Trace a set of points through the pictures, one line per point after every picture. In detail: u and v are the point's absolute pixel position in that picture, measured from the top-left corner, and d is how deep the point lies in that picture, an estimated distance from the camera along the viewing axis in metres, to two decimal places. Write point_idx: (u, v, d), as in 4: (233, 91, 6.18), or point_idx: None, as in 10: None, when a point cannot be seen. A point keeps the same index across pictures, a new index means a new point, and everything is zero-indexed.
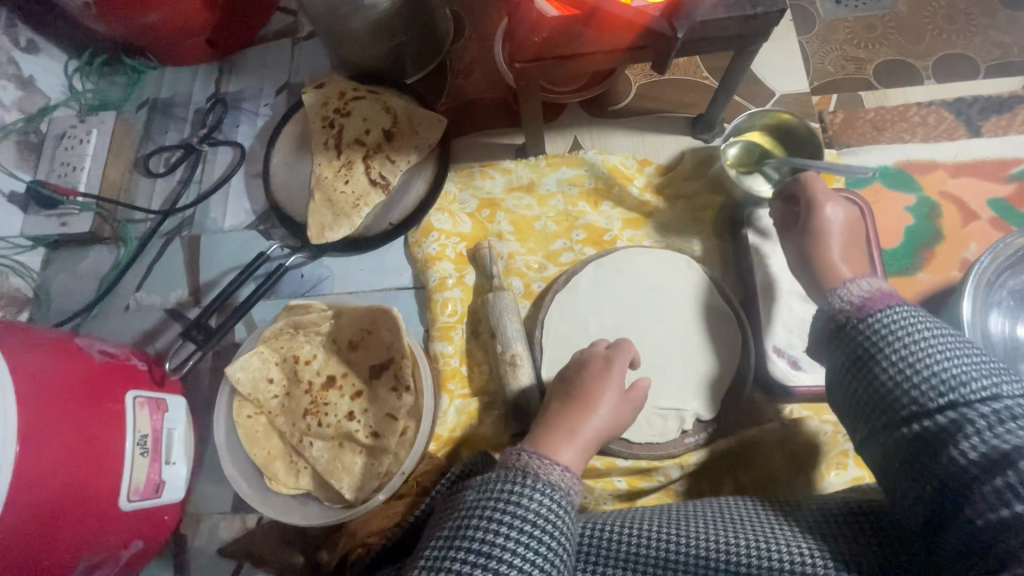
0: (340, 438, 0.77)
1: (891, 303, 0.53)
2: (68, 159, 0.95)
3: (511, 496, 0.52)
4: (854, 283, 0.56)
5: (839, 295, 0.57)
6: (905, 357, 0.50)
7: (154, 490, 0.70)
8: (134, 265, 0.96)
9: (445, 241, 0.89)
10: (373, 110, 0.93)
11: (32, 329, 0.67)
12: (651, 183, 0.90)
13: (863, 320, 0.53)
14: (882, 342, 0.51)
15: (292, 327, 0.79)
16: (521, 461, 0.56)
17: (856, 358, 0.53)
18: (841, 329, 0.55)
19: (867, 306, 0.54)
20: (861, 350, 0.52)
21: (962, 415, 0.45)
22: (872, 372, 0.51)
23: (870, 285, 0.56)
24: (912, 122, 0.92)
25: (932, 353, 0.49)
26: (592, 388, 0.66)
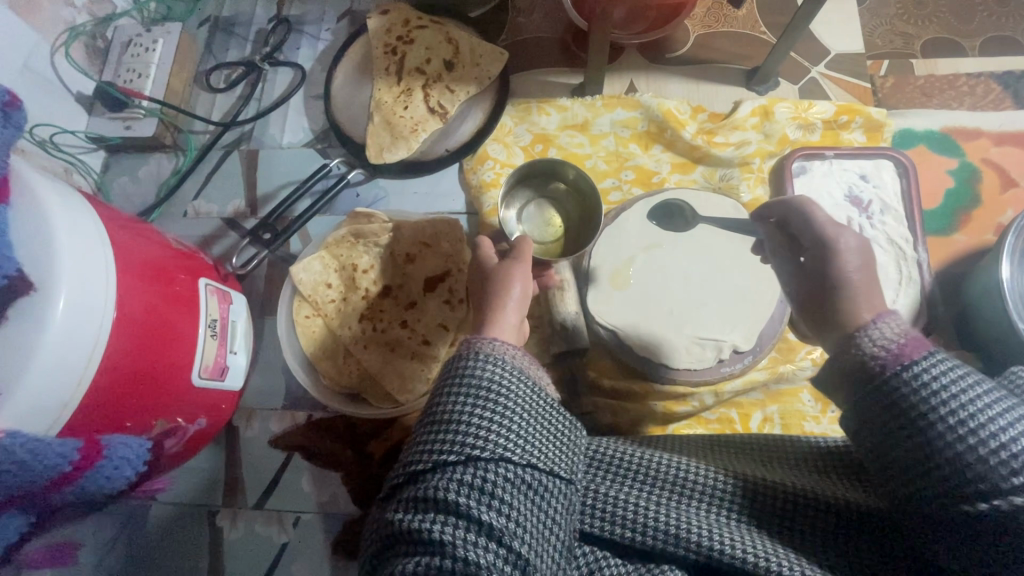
0: (390, 345, 0.80)
1: (930, 350, 0.42)
2: (135, 65, 0.96)
3: (475, 410, 0.47)
4: (881, 325, 0.46)
5: (865, 337, 0.46)
6: (967, 416, 0.38)
7: (220, 372, 0.76)
8: (192, 173, 0.99)
9: (499, 169, 0.92)
10: (435, 40, 0.95)
11: (110, 207, 0.69)
12: (702, 129, 0.92)
13: (906, 371, 0.42)
14: (937, 404, 0.39)
15: (353, 236, 0.83)
16: (479, 344, 0.52)
17: (885, 406, 0.42)
18: (880, 390, 0.43)
19: (900, 355, 0.43)
20: (893, 394, 0.42)
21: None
22: (913, 430, 0.40)
23: (898, 327, 0.46)
24: (960, 91, 0.94)
25: (992, 405, 0.38)
26: (501, 273, 0.65)
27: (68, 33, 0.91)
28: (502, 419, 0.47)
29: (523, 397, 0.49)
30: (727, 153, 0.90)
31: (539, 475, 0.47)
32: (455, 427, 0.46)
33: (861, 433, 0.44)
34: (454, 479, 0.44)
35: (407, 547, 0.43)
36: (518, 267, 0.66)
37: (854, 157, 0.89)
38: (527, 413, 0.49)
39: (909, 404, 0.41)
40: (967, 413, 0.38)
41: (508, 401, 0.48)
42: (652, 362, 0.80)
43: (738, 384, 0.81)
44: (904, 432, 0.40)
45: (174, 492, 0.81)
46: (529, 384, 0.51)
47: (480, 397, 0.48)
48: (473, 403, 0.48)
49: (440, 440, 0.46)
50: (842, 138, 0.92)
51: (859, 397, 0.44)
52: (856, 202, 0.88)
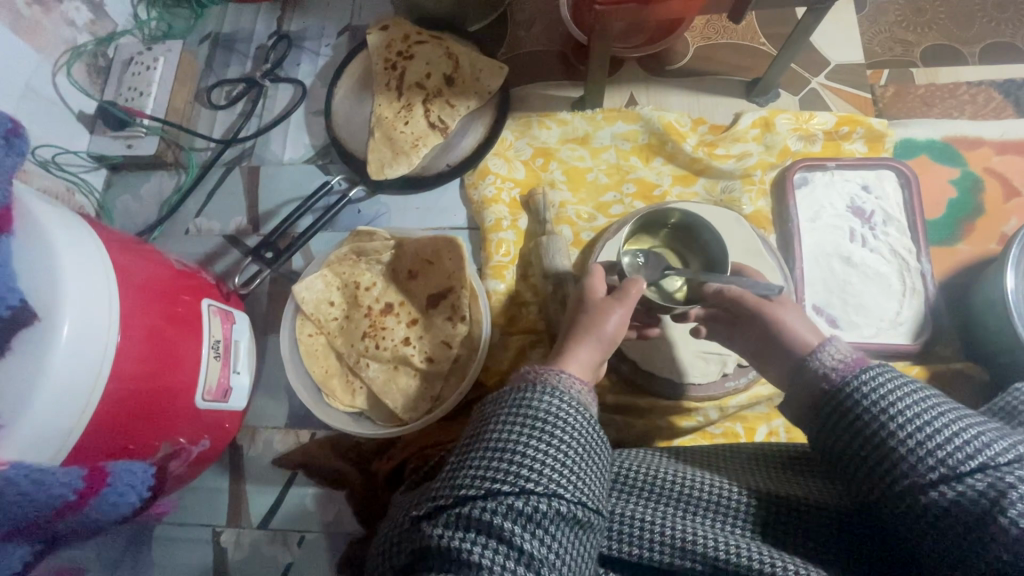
0: (395, 362, 0.80)
1: (876, 367, 0.49)
2: (136, 83, 0.97)
3: (529, 440, 0.49)
4: (832, 350, 0.53)
5: (818, 360, 0.53)
6: (903, 421, 0.44)
7: (223, 394, 0.75)
8: (194, 191, 0.99)
9: (500, 185, 0.92)
10: (435, 55, 0.95)
11: (111, 229, 0.69)
12: (702, 141, 0.92)
13: (851, 385, 0.48)
14: (886, 411, 0.45)
15: (355, 254, 0.82)
16: (549, 377, 0.54)
17: (833, 417, 0.49)
18: (829, 399, 0.49)
19: (846, 372, 0.50)
20: (846, 405, 0.48)
21: (997, 479, 0.39)
22: (873, 436, 0.45)
23: (840, 351, 0.53)
24: (962, 100, 0.94)
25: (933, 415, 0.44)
26: (597, 309, 0.67)
27: (70, 53, 0.92)
28: (553, 451, 0.48)
29: (580, 433, 0.51)
30: (728, 165, 0.90)
31: (588, 513, 0.48)
32: (511, 457, 0.48)
33: (841, 437, 0.48)
34: (500, 504, 0.46)
35: (445, 564, 0.45)
36: (610, 307, 0.67)
37: (855, 168, 0.89)
38: (581, 448, 0.50)
39: (863, 417, 0.46)
40: (908, 419, 0.44)
41: (563, 433, 0.50)
42: (657, 376, 0.79)
43: (743, 399, 0.80)
44: (858, 439, 0.46)
45: (179, 512, 0.81)
46: (587, 422, 0.52)
47: (538, 428, 0.50)
48: (524, 431, 0.49)
49: (494, 468, 0.47)
50: (843, 149, 0.92)
51: (821, 413, 0.50)
52: (858, 213, 0.88)
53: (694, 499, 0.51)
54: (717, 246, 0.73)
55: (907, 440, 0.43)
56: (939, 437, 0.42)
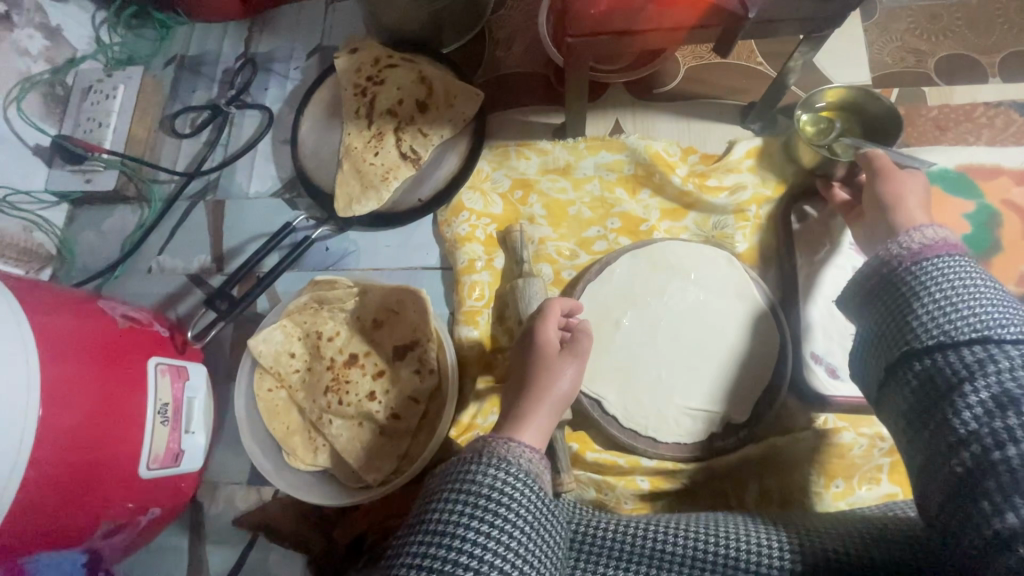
0: (358, 418, 0.75)
1: (954, 252, 0.46)
2: (95, 114, 0.92)
3: (471, 521, 0.44)
4: (918, 229, 0.50)
5: (898, 240, 0.50)
6: (943, 298, 0.44)
7: (173, 458, 0.71)
8: (157, 226, 0.94)
9: (475, 222, 0.86)
10: (407, 79, 0.89)
11: (56, 290, 0.67)
12: (693, 172, 0.85)
13: (913, 262, 0.47)
14: (927, 285, 0.45)
15: (317, 302, 0.78)
16: (495, 446, 0.48)
17: (882, 288, 0.48)
18: (879, 273, 0.49)
19: (924, 251, 0.47)
20: (898, 278, 0.47)
21: (994, 352, 0.39)
22: (904, 308, 0.45)
23: (933, 234, 0.49)
24: (978, 122, 0.86)
25: (977, 293, 0.43)
26: (547, 364, 0.62)
27: (21, 84, 0.88)
28: (499, 532, 0.44)
29: (527, 510, 0.45)
30: (720, 199, 0.84)
31: None
32: (449, 544, 0.43)
33: (880, 319, 0.47)
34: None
35: None
36: (563, 361, 0.63)
37: None
38: (528, 528, 0.45)
39: (905, 289, 0.46)
40: (943, 297, 0.44)
41: (511, 513, 0.45)
42: (638, 434, 0.74)
43: (732, 458, 0.74)
44: (893, 320, 0.46)
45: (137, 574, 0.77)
46: (536, 496, 0.47)
47: (481, 508, 0.44)
48: (467, 510, 0.44)
49: (431, 559, 0.42)
50: None
51: (872, 294, 0.49)
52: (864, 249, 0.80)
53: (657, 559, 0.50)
54: (876, 105, 0.80)
55: (935, 319, 0.43)
56: (970, 313, 0.42)
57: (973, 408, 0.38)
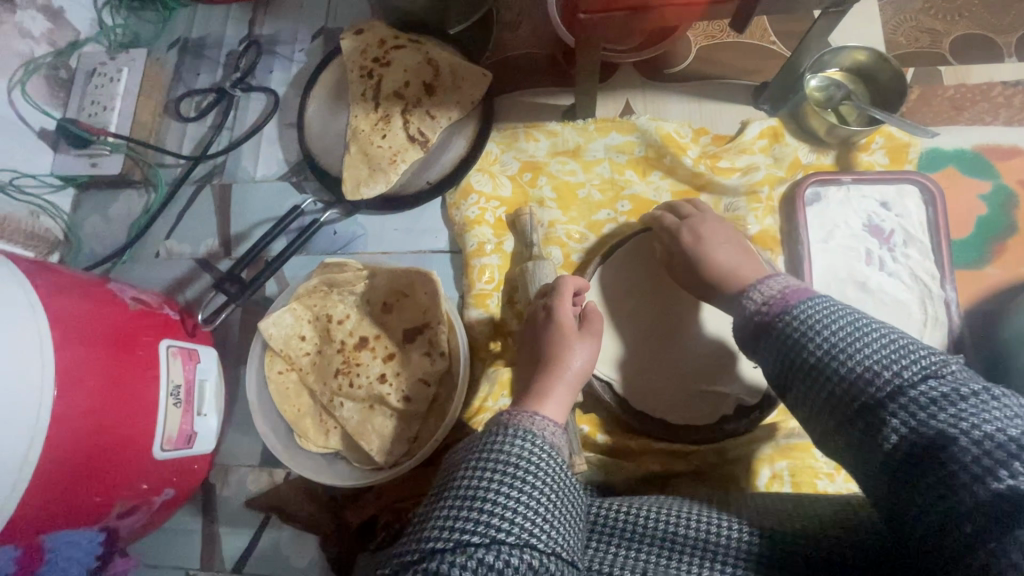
0: (370, 401, 0.75)
1: (811, 294, 0.48)
2: (99, 97, 0.92)
3: (501, 484, 0.44)
4: (767, 283, 0.52)
5: (753, 297, 0.52)
6: (830, 342, 0.43)
7: (186, 441, 0.71)
8: (164, 211, 0.94)
9: (483, 205, 0.86)
10: (414, 60, 0.88)
11: (69, 272, 0.67)
12: (704, 153, 0.84)
13: (784, 318, 0.47)
14: (810, 332, 0.45)
15: (327, 285, 0.77)
16: (519, 419, 0.49)
17: (774, 346, 0.48)
18: (761, 329, 0.50)
19: (783, 302, 0.49)
20: (783, 332, 0.47)
21: (901, 405, 0.38)
22: (798, 361, 0.45)
23: (782, 284, 0.52)
24: (995, 102, 0.85)
25: (841, 320, 0.44)
26: (559, 340, 0.64)
27: (25, 67, 0.87)
28: (527, 496, 0.44)
29: (554, 476, 0.46)
30: (732, 180, 0.83)
31: (562, 565, 0.43)
32: (481, 506, 0.43)
33: (781, 375, 0.47)
34: (470, 558, 0.40)
35: None
36: (580, 338, 0.65)
37: (874, 182, 0.81)
38: (556, 494, 0.45)
39: (792, 340, 0.46)
40: (831, 346, 0.43)
41: (539, 478, 0.45)
42: (648, 416, 0.74)
43: (743, 440, 0.74)
44: (793, 369, 0.45)
45: (153, 555, 0.78)
46: (561, 464, 0.47)
47: (511, 473, 0.45)
48: (496, 474, 0.44)
49: (463, 519, 0.42)
50: (860, 160, 0.83)
51: (763, 347, 0.49)
52: (875, 232, 0.80)
53: (672, 543, 0.49)
54: (888, 72, 0.80)
55: (835, 370, 0.42)
56: (847, 341, 0.43)
57: (899, 438, 0.37)
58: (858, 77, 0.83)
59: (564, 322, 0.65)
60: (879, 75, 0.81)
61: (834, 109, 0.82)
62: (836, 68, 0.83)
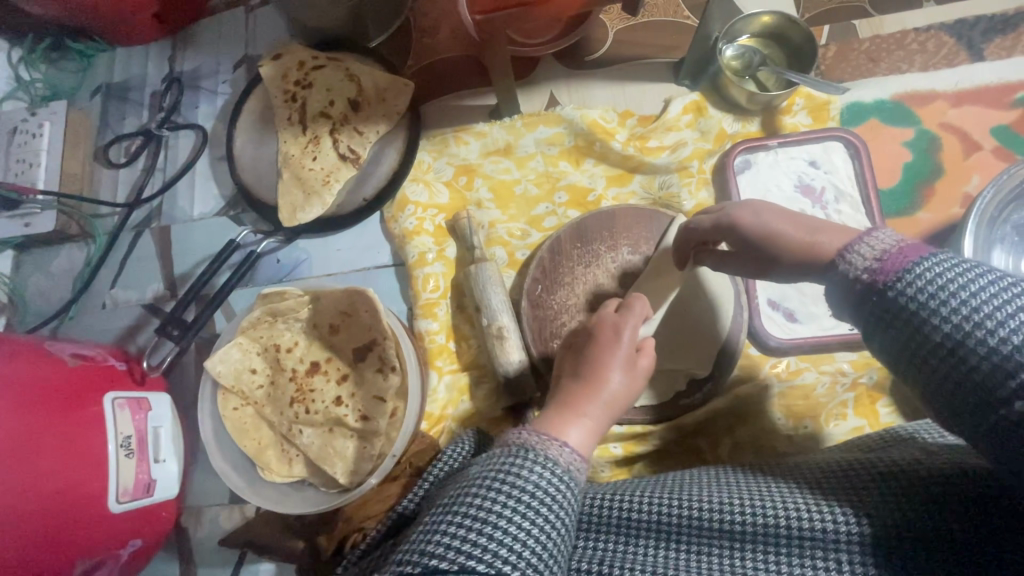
0: (328, 425, 0.75)
1: (933, 253, 0.40)
2: (24, 155, 0.90)
3: (500, 505, 0.45)
4: (873, 239, 0.43)
5: (852, 257, 0.43)
6: (966, 312, 0.37)
7: (145, 490, 0.71)
8: (106, 261, 0.93)
9: (422, 214, 0.86)
10: (336, 79, 0.87)
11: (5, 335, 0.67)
12: (633, 135, 0.85)
13: (905, 283, 0.40)
14: (941, 300, 0.38)
15: (270, 315, 0.77)
16: (538, 443, 0.49)
17: (892, 315, 0.40)
18: (871, 295, 0.41)
19: (893, 264, 0.41)
20: (899, 305, 0.40)
21: None
22: (923, 335, 0.39)
23: (889, 239, 0.43)
24: (910, 49, 0.85)
25: (988, 284, 0.37)
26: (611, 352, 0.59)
27: None
28: (530, 519, 0.44)
29: (562, 500, 0.46)
30: (661, 159, 0.84)
31: None
32: (483, 528, 0.43)
33: (902, 346, 0.40)
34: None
35: None
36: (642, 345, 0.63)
37: (799, 143, 0.82)
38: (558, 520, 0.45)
39: (917, 313, 0.39)
40: (983, 314, 0.36)
41: (543, 504, 0.45)
42: None
43: (700, 417, 0.75)
44: (913, 345, 0.39)
45: None
46: (570, 488, 0.47)
47: (517, 497, 0.45)
48: (490, 485, 0.46)
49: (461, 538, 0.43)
50: (785, 123, 0.84)
51: (871, 315, 0.41)
52: (807, 191, 0.81)
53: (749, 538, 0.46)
54: (797, 33, 0.81)
55: (988, 342, 0.36)
56: (990, 309, 0.36)
57: None
58: (768, 41, 0.85)
59: (618, 340, 0.59)
60: (790, 36, 0.82)
61: (753, 75, 0.82)
62: (747, 34, 0.84)
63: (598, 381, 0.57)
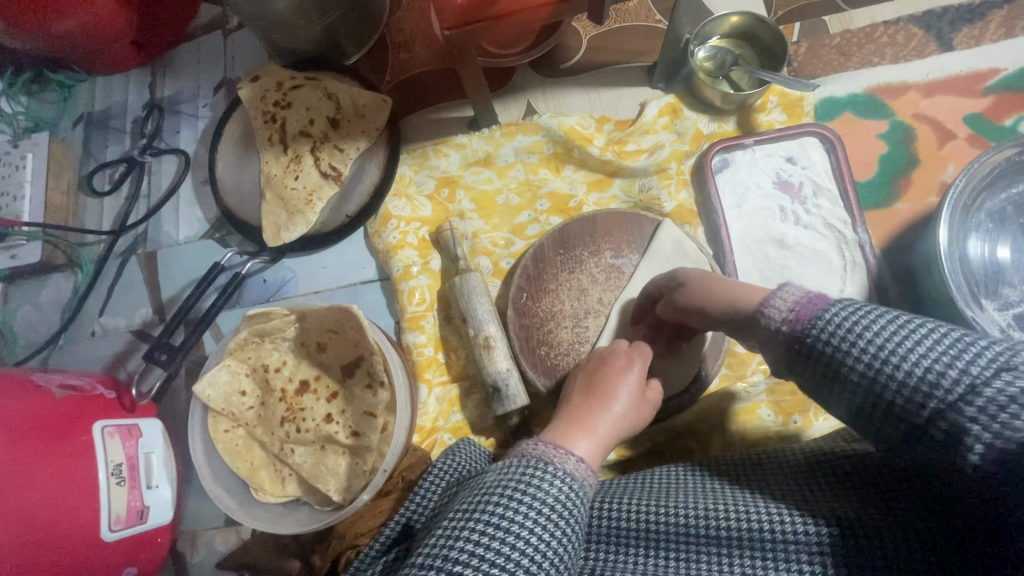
0: (320, 442, 0.75)
1: (833, 302, 0.45)
2: (8, 188, 0.93)
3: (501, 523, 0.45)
4: (785, 292, 0.49)
5: (771, 310, 0.49)
6: (877, 349, 0.41)
7: (138, 517, 0.71)
8: (93, 289, 0.93)
9: (405, 228, 0.86)
10: (314, 98, 0.86)
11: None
12: (611, 140, 0.85)
13: (818, 330, 0.44)
14: (851, 343, 0.42)
15: (257, 336, 0.77)
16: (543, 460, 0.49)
17: (812, 363, 0.44)
18: (792, 348, 0.46)
19: (805, 316, 0.46)
20: (819, 352, 0.44)
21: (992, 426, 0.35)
22: (841, 373, 0.43)
23: (796, 293, 0.48)
24: (880, 42, 0.86)
25: (887, 323, 0.42)
26: (609, 374, 0.64)
27: None
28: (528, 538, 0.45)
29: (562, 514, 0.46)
30: (640, 162, 0.84)
31: None
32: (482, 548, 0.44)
33: (825, 385, 0.44)
34: None
35: None
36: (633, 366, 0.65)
37: (775, 140, 0.82)
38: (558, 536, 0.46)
39: (832, 356, 0.43)
40: (892, 351, 0.40)
41: (544, 520, 0.46)
42: None
43: (686, 418, 0.76)
44: (839, 384, 0.43)
45: None
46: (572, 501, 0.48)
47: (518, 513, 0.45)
48: (510, 493, 0.47)
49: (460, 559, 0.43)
50: (760, 121, 0.84)
51: (798, 363, 0.46)
52: (785, 187, 0.82)
53: (771, 543, 0.46)
54: (766, 32, 0.82)
55: (896, 374, 0.40)
56: (895, 347, 0.40)
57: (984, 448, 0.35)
58: (738, 41, 0.86)
59: (624, 372, 0.64)
60: (761, 35, 0.83)
61: (727, 75, 0.83)
62: (717, 36, 0.85)
63: (606, 402, 0.61)
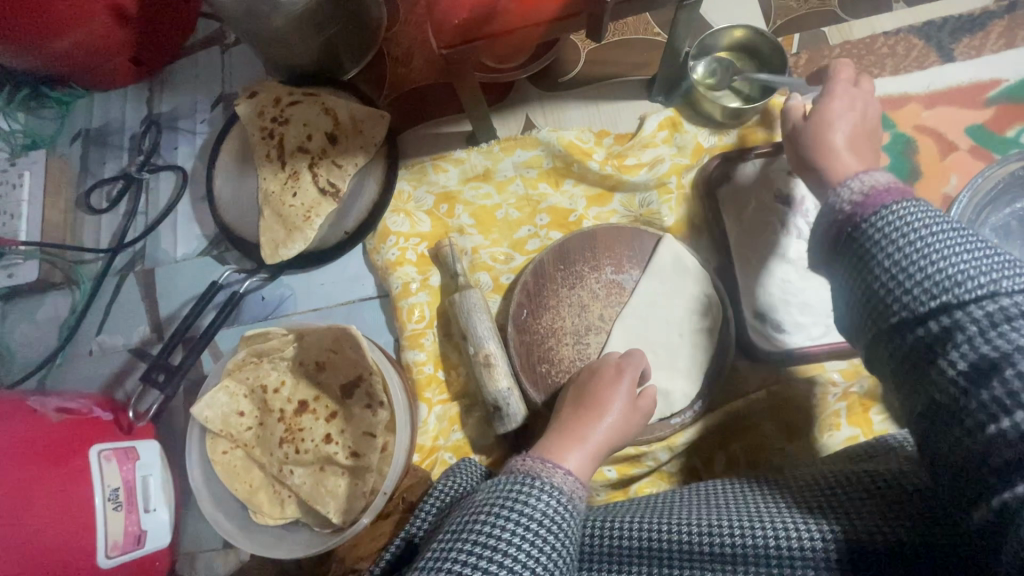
0: (320, 463, 0.75)
1: (906, 196, 0.43)
2: (8, 208, 0.93)
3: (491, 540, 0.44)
4: (864, 176, 0.46)
5: (846, 188, 0.46)
6: (914, 243, 0.40)
7: (135, 541, 0.70)
8: (91, 307, 0.92)
9: (404, 244, 0.86)
10: (312, 113, 0.85)
11: None
12: (610, 154, 0.85)
13: (876, 216, 0.42)
14: (894, 235, 0.41)
15: (255, 356, 0.77)
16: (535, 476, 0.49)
17: (852, 253, 0.43)
18: (837, 230, 0.45)
19: (875, 198, 0.44)
20: (863, 234, 0.43)
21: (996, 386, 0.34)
22: (872, 263, 0.42)
23: (877, 181, 0.45)
24: (880, 54, 0.86)
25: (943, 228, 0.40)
26: (600, 386, 0.64)
27: None
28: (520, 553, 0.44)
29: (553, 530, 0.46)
30: (640, 176, 0.83)
31: None
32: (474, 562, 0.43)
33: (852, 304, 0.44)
34: None
35: None
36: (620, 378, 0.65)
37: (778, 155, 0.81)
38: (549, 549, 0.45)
39: (873, 242, 0.42)
40: (927, 253, 0.39)
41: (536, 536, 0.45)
42: None
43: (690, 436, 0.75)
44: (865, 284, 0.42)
45: None
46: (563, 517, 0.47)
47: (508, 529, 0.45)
48: (498, 512, 0.46)
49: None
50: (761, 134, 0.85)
51: (844, 252, 0.44)
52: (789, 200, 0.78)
53: (776, 561, 0.45)
54: (765, 45, 0.82)
55: (922, 273, 0.39)
56: (934, 247, 0.39)
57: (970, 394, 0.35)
58: (738, 54, 0.85)
59: (618, 385, 0.64)
60: (760, 47, 0.83)
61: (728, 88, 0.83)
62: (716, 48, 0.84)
63: (597, 413, 0.61)
